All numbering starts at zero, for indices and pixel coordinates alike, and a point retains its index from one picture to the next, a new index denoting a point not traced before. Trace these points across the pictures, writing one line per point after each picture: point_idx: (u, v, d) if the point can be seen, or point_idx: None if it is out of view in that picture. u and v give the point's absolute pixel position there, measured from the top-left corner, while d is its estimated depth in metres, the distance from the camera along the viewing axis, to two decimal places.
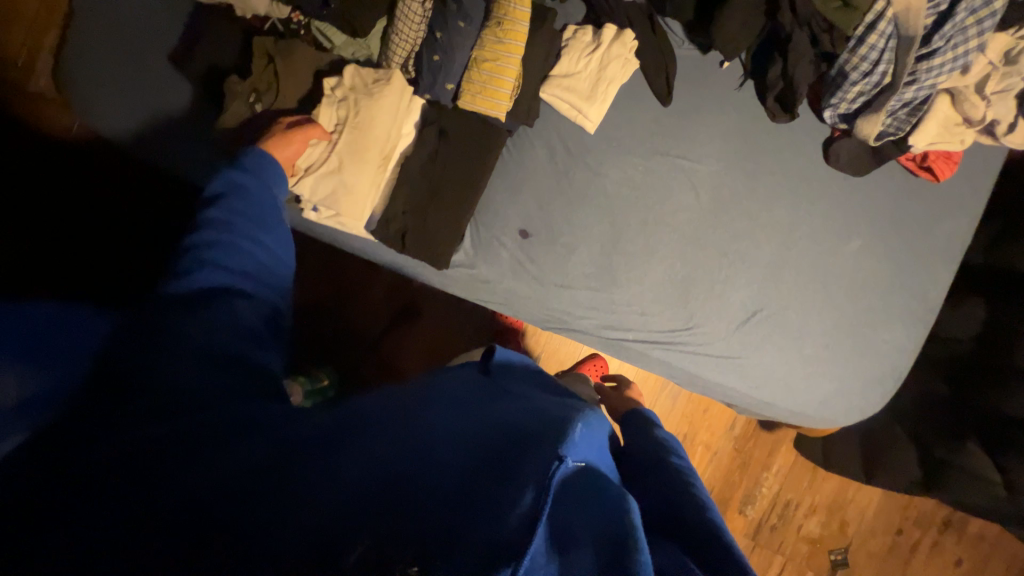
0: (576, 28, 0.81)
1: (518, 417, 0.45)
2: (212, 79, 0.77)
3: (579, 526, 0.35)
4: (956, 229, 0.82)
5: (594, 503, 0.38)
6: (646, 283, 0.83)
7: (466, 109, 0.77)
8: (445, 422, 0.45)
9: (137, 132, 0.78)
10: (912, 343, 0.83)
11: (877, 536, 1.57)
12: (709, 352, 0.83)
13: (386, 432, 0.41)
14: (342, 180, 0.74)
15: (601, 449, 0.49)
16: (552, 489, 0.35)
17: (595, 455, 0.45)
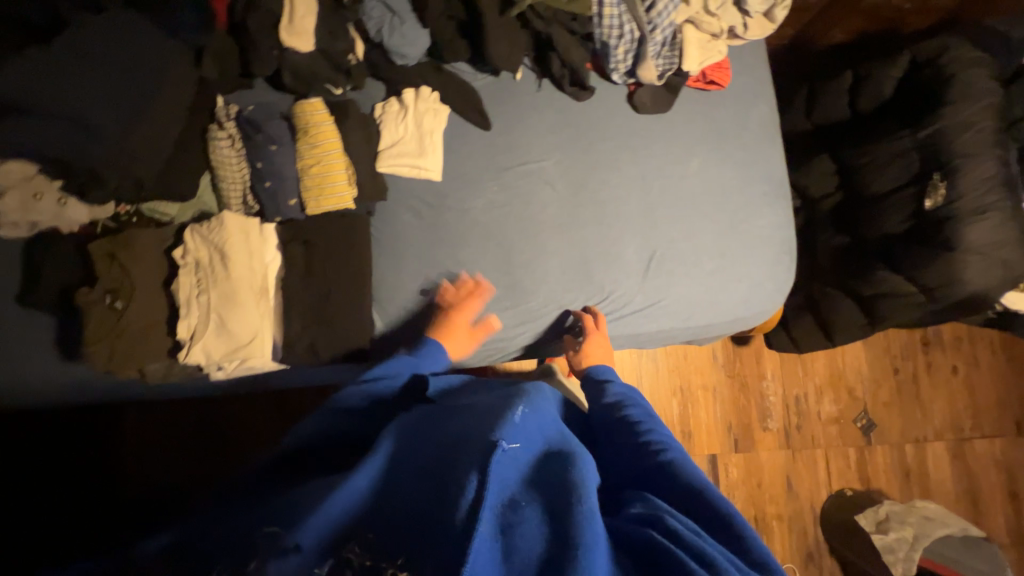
0: (383, 103, 0.89)
1: (471, 420, 0.57)
2: (65, 298, 0.75)
3: (528, 498, 0.48)
4: (764, 114, 0.94)
5: (542, 479, 0.51)
6: (550, 279, 0.89)
7: (318, 213, 0.80)
8: (414, 442, 0.56)
9: (11, 379, 0.75)
10: (785, 216, 0.92)
11: (882, 385, 1.65)
12: (633, 309, 0.89)
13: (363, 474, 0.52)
14: (230, 331, 0.72)
15: (546, 420, 0.60)
16: (490, 472, 0.46)
17: (538, 431, 0.57)
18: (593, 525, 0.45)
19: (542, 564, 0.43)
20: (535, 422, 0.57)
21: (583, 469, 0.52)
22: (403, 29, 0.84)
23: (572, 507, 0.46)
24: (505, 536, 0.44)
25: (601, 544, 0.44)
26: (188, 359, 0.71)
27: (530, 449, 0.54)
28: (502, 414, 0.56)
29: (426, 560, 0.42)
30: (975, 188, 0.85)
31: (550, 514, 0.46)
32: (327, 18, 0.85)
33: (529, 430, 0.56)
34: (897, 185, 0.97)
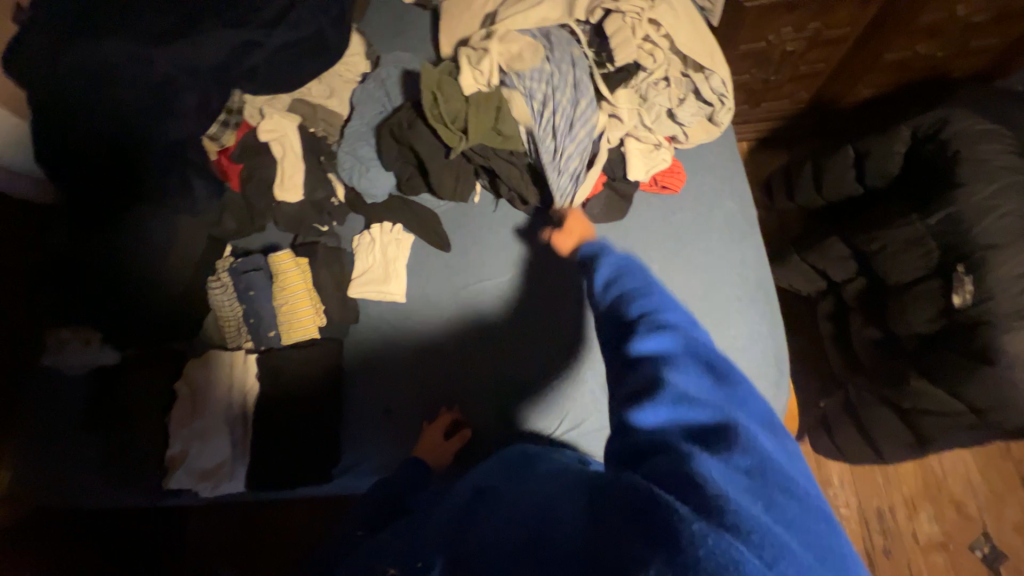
0: (358, 236, 0.99)
1: (455, 484, 0.61)
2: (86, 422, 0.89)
3: (479, 515, 0.50)
4: (731, 212, 0.88)
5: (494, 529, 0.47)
6: (506, 397, 0.88)
7: (296, 340, 0.91)
8: (392, 538, 0.55)
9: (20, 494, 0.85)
10: (765, 318, 0.83)
11: (1006, 501, 1.26)
12: (590, 428, 0.86)
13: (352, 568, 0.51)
14: (206, 456, 0.84)
15: (511, 475, 0.58)
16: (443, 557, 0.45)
17: (500, 488, 0.54)
18: (531, 518, 0.46)
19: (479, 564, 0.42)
20: (510, 483, 0.55)
21: (541, 477, 0.55)
22: (370, 175, 0.97)
23: (519, 509, 0.48)
24: (459, 543, 0.46)
25: (544, 531, 0.44)
26: (173, 485, 0.83)
27: (497, 480, 0.56)
28: (479, 468, 0.61)
29: None
30: (1010, 283, 0.68)
31: (498, 521, 0.47)
32: (312, 173, 1.00)
33: (500, 471, 0.60)
34: (919, 276, 0.82)
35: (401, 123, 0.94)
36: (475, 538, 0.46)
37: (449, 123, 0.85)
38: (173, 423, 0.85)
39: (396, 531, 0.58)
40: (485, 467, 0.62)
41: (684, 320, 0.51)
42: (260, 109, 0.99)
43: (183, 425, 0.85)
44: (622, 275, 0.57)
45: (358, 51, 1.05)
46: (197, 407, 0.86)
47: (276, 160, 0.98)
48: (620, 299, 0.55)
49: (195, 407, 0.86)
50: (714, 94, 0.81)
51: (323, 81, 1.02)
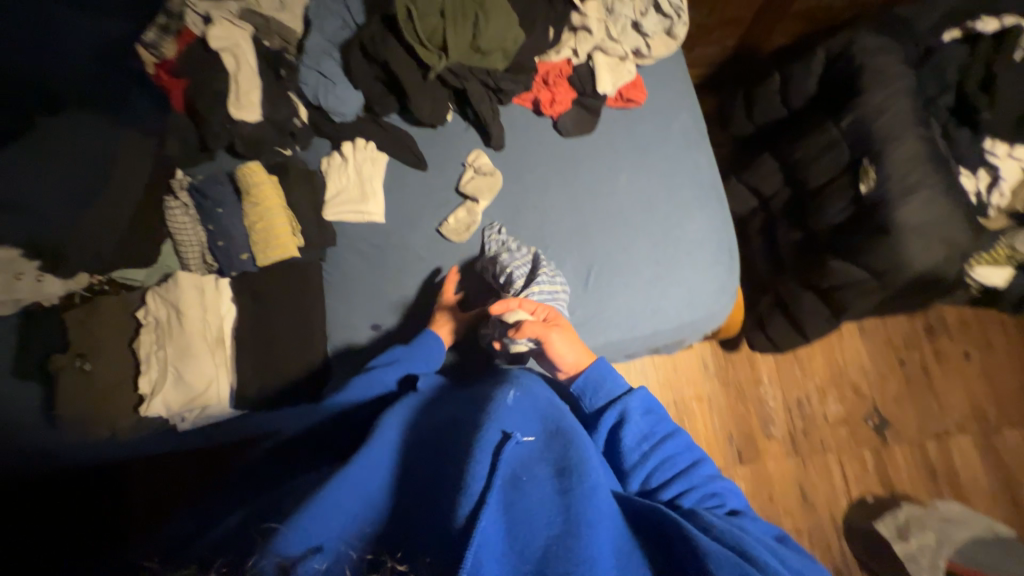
0: (327, 158, 0.96)
1: (476, 408, 0.57)
2: (32, 365, 0.80)
3: (524, 498, 0.46)
4: (687, 123, 0.98)
5: (531, 482, 0.47)
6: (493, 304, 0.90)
7: (269, 260, 0.86)
8: (389, 439, 0.54)
9: None
10: (719, 215, 0.94)
11: (889, 378, 1.56)
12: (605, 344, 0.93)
13: (352, 470, 0.48)
14: (186, 381, 0.78)
15: (529, 406, 0.59)
16: (476, 486, 0.44)
17: (522, 420, 0.55)
18: (596, 509, 0.45)
19: (539, 559, 0.41)
20: (521, 407, 0.58)
21: (587, 451, 0.52)
22: (335, 91, 0.93)
23: (581, 490, 0.46)
24: (510, 515, 0.44)
25: (603, 526, 0.44)
26: (149, 413, 0.77)
27: (514, 408, 0.56)
28: (501, 403, 0.56)
29: (422, 551, 0.42)
30: (900, 168, 0.86)
31: (559, 498, 0.46)
32: (269, 88, 0.93)
33: (523, 412, 0.57)
34: (833, 176, 0.98)
35: (372, 36, 0.91)
36: (528, 513, 0.45)
37: (427, 42, 0.87)
38: (147, 351, 0.80)
39: (418, 450, 0.54)
40: (509, 403, 0.56)
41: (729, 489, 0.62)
42: (205, 13, 0.90)
43: (157, 353, 0.79)
44: (655, 413, 0.67)
45: None
46: (173, 332, 0.80)
47: (229, 75, 0.90)
48: (658, 444, 0.64)
49: (169, 332, 0.80)
50: (673, 7, 0.91)
51: None
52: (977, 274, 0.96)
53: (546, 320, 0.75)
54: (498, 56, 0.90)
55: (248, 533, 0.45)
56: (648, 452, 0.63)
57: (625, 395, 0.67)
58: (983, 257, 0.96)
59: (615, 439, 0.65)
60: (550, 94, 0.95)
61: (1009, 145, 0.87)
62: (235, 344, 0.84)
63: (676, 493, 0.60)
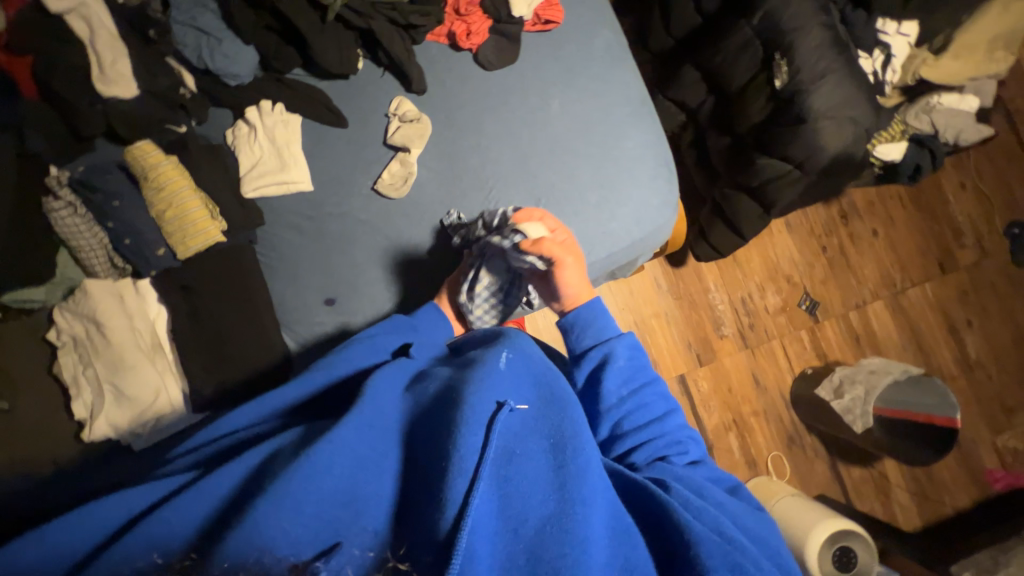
0: (231, 129, 0.86)
1: (467, 368, 0.53)
2: None
3: (519, 478, 0.43)
4: (609, 40, 0.96)
5: (527, 461, 0.45)
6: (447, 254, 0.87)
7: (190, 249, 0.77)
8: (371, 414, 0.48)
9: None
10: (653, 130, 0.95)
11: (814, 265, 1.73)
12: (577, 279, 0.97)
13: (329, 450, 0.42)
14: (129, 395, 0.72)
15: (521, 367, 0.55)
16: (470, 472, 0.41)
17: (514, 386, 0.52)
18: (589, 482, 0.43)
19: (534, 538, 0.40)
20: (514, 369, 0.54)
21: (579, 417, 0.50)
22: (222, 48, 0.82)
23: (575, 464, 0.44)
24: (502, 492, 0.42)
25: (597, 498, 0.43)
26: (94, 436, 0.70)
27: (510, 375, 0.53)
28: (494, 368, 0.52)
29: (408, 539, 0.40)
30: (808, 57, 0.90)
31: (554, 476, 0.44)
32: (143, 56, 0.80)
33: (515, 376, 0.53)
34: (751, 76, 1.02)
35: None
36: (521, 490, 0.42)
37: None
38: (74, 373, 0.72)
39: (406, 420, 0.50)
40: (504, 367, 0.53)
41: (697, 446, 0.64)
42: None
43: (87, 373, 0.72)
44: (637, 365, 0.66)
45: None
46: (99, 347, 0.72)
47: (85, 44, 0.76)
48: (632, 394, 0.64)
49: (94, 348, 0.72)
50: None
51: None
52: (880, 152, 1.06)
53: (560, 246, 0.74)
54: None
55: (218, 516, 0.41)
56: (625, 400, 0.63)
57: (610, 343, 0.67)
58: (883, 135, 1.05)
59: (596, 382, 0.65)
60: (465, 24, 0.90)
61: (897, 23, 0.97)
62: (173, 347, 0.76)
63: (642, 442, 0.61)
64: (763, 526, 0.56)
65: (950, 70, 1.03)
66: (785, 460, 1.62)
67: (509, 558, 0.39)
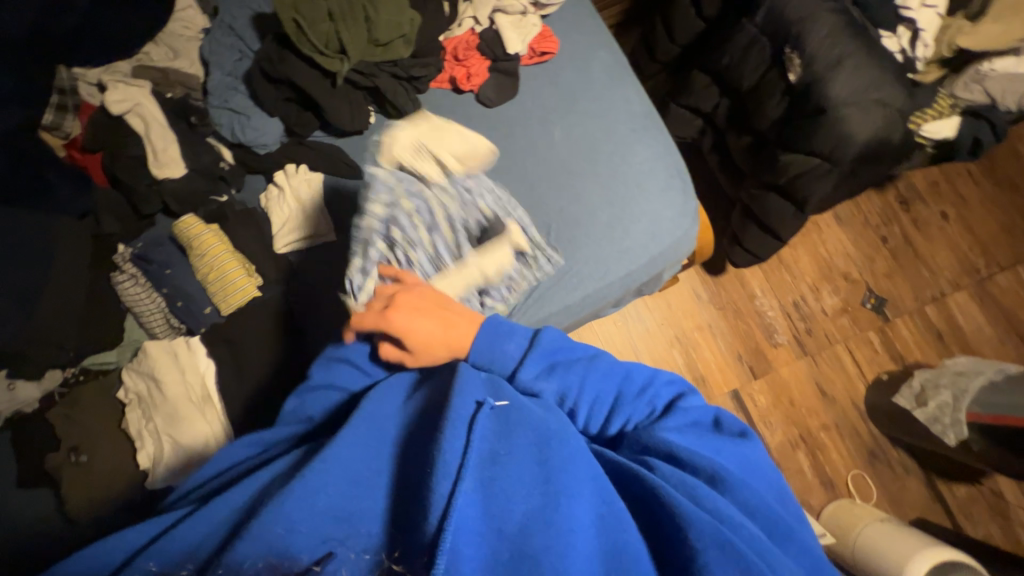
0: (264, 193, 0.94)
1: (446, 386, 0.59)
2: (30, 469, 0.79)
3: (502, 473, 0.47)
4: (606, 60, 0.96)
5: (508, 459, 0.49)
6: None
7: (231, 307, 0.85)
8: (369, 427, 0.55)
9: None
10: (660, 140, 0.93)
11: (875, 257, 1.57)
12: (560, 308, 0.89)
13: (333, 465, 0.48)
14: (182, 446, 0.78)
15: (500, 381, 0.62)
16: (455, 472, 0.45)
17: (494, 392, 0.58)
18: (569, 475, 0.47)
19: (517, 534, 0.43)
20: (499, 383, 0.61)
21: (557, 422, 0.55)
22: (252, 123, 0.92)
23: (548, 459, 0.49)
24: (487, 492, 0.45)
25: (580, 491, 0.46)
26: (156, 485, 0.77)
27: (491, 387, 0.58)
28: (474, 376, 0.59)
29: (407, 544, 0.43)
30: (822, 45, 0.86)
31: (533, 470, 0.48)
32: (189, 139, 0.91)
33: (495, 385, 0.60)
34: (762, 73, 0.98)
35: (269, 57, 0.88)
36: (506, 490, 0.46)
37: (325, 49, 0.85)
38: (139, 426, 0.80)
39: (397, 447, 0.54)
40: (483, 376, 0.60)
41: (672, 404, 0.64)
42: (97, 81, 0.90)
43: (149, 426, 0.79)
44: (561, 365, 0.65)
45: (188, 3, 0.96)
46: (159, 401, 0.80)
47: (142, 136, 0.89)
48: (579, 395, 0.64)
49: (153, 403, 0.80)
50: None
51: (160, 42, 0.94)
52: (926, 131, 0.96)
53: (385, 305, 0.70)
54: (401, 44, 0.89)
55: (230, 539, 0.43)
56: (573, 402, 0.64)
57: (516, 373, 0.65)
58: (928, 112, 0.95)
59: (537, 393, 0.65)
60: (464, 69, 0.94)
61: None
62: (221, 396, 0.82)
63: (622, 423, 0.63)
64: (732, 459, 0.57)
65: (993, 35, 0.93)
66: (869, 480, 1.44)
67: (495, 555, 0.42)
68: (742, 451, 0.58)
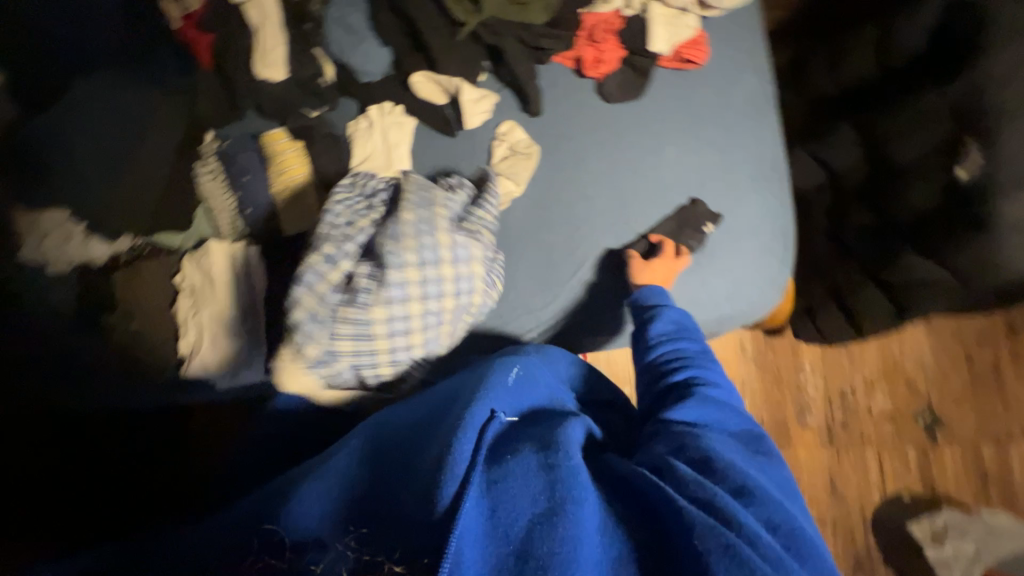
0: (353, 120, 0.89)
1: (462, 389, 0.57)
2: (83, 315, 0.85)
3: (512, 474, 0.46)
4: (752, 89, 0.87)
5: (516, 464, 0.48)
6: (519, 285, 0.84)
7: (295, 232, 0.86)
8: (378, 431, 0.57)
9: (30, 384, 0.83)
10: (776, 197, 0.85)
11: (951, 376, 1.42)
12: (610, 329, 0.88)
13: (329, 478, 0.52)
14: (219, 347, 0.83)
15: (529, 390, 0.60)
16: (455, 475, 0.45)
17: (516, 402, 0.57)
18: (578, 481, 0.46)
19: (521, 537, 0.42)
20: (523, 392, 0.59)
21: (572, 435, 0.53)
22: (364, 48, 0.89)
23: (559, 467, 0.47)
24: (491, 496, 0.45)
25: (586, 500, 0.45)
26: (188, 372, 0.82)
27: (511, 400, 0.57)
28: (499, 383, 0.57)
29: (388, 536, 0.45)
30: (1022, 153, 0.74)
31: (539, 478, 0.46)
32: (297, 47, 0.89)
33: (516, 392, 0.58)
34: (925, 155, 0.86)
35: None
36: (512, 494, 0.45)
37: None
38: (185, 315, 0.84)
39: (388, 453, 0.54)
40: (507, 384, 0.57)
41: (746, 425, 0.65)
42: None
43: (194, 319, 0.83)
44: (686, 328, 0.74)
45: None
46: (207, 299, 0.83)
47: (254, 29, 0.86)
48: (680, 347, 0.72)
49: (201, 298, 0.83)
50: None
51: None
52: None
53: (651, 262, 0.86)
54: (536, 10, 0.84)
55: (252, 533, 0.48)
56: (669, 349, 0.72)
57: (668, 307, 0.75)
58: None
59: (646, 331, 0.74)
60: (596, 52, 0.85)
61: None
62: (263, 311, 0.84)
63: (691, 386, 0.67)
64: (772, 480, 0.58)
65: None
66: None
67: (497, 561, 0.41)
68: (778, 475, 0.59)
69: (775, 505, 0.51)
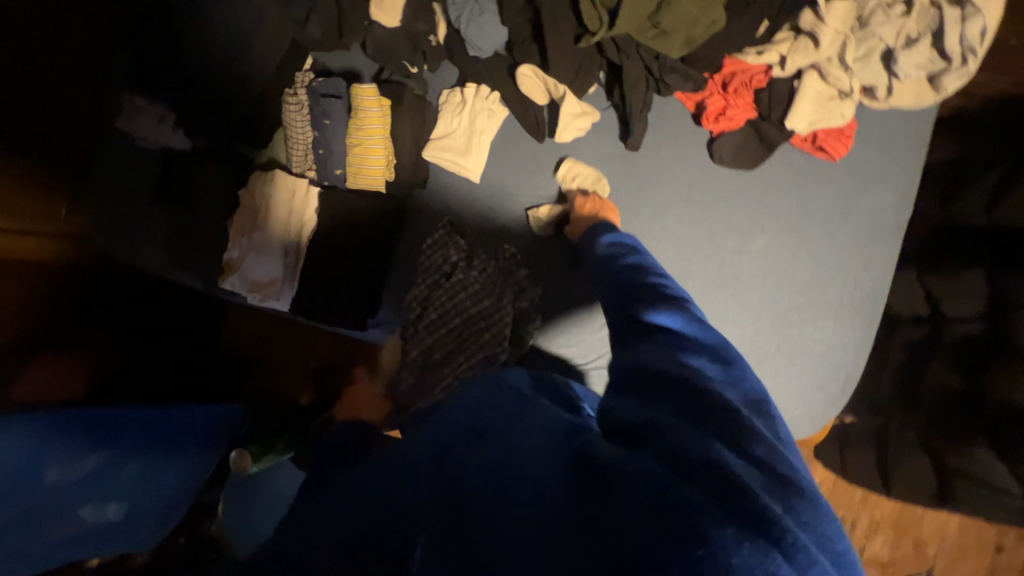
0: (448, 92, 0.86)
1: (449, 416, 0.54)
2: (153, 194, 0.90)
3: (464, 478, 0.40)
4: (880, 206, 0.77)
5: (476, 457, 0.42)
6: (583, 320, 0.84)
7: (356, 187, 0.86)
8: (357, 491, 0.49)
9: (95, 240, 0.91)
10: (854, 334, 0.76)
11: (967, 554, 1.30)
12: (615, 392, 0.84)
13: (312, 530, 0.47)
14: (256, 270, 0.86)
15: (502, 395, 0.55)
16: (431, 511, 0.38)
17: (487, 409, 0.52)
18: (528, 468, 0.39)
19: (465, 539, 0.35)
20: (493, 401, 0.53)
21: (530, 429, 0.45)
22: (481, 20, 0.81)
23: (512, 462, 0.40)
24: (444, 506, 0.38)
25: (532, 476, 0.38)
26: (224, 283, 0.86)
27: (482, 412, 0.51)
28: (470, 403, 0.54)
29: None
30: None
31: (491, 478, 0.39)
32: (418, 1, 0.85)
33: (490, 402, 0.54)
34: None
35: None
36: (470, 492, 0.38)
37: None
38: (236, 230, 0.87)
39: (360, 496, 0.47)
40: (477, 401, 0.54)
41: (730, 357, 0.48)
42: None
43: (242, 237, 0.86)
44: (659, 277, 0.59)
45: None
46: (260, 223, 0.86)
47: None
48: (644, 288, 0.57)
49: (254, 220, 0.86)
50: (960, 45, 0.70)
51: None
52: None
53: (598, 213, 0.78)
54: (676, 38, 0.72)
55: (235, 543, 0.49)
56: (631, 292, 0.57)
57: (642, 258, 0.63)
58: None
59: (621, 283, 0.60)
60: (723, 103, 0.76)
61: None
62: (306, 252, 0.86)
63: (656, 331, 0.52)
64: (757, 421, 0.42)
65: None
66: None
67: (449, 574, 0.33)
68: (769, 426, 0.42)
69: (778, 456, 0.38)
